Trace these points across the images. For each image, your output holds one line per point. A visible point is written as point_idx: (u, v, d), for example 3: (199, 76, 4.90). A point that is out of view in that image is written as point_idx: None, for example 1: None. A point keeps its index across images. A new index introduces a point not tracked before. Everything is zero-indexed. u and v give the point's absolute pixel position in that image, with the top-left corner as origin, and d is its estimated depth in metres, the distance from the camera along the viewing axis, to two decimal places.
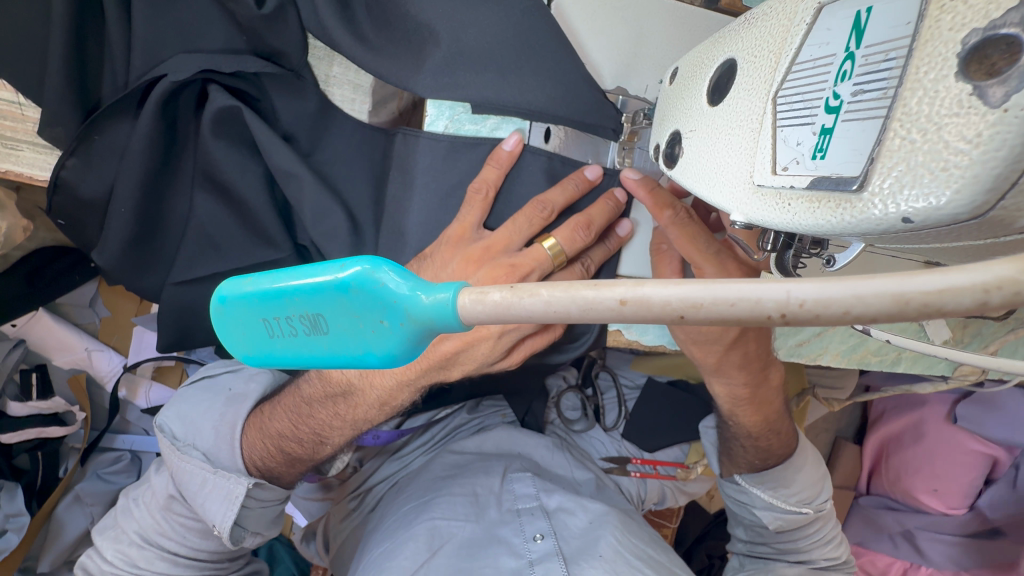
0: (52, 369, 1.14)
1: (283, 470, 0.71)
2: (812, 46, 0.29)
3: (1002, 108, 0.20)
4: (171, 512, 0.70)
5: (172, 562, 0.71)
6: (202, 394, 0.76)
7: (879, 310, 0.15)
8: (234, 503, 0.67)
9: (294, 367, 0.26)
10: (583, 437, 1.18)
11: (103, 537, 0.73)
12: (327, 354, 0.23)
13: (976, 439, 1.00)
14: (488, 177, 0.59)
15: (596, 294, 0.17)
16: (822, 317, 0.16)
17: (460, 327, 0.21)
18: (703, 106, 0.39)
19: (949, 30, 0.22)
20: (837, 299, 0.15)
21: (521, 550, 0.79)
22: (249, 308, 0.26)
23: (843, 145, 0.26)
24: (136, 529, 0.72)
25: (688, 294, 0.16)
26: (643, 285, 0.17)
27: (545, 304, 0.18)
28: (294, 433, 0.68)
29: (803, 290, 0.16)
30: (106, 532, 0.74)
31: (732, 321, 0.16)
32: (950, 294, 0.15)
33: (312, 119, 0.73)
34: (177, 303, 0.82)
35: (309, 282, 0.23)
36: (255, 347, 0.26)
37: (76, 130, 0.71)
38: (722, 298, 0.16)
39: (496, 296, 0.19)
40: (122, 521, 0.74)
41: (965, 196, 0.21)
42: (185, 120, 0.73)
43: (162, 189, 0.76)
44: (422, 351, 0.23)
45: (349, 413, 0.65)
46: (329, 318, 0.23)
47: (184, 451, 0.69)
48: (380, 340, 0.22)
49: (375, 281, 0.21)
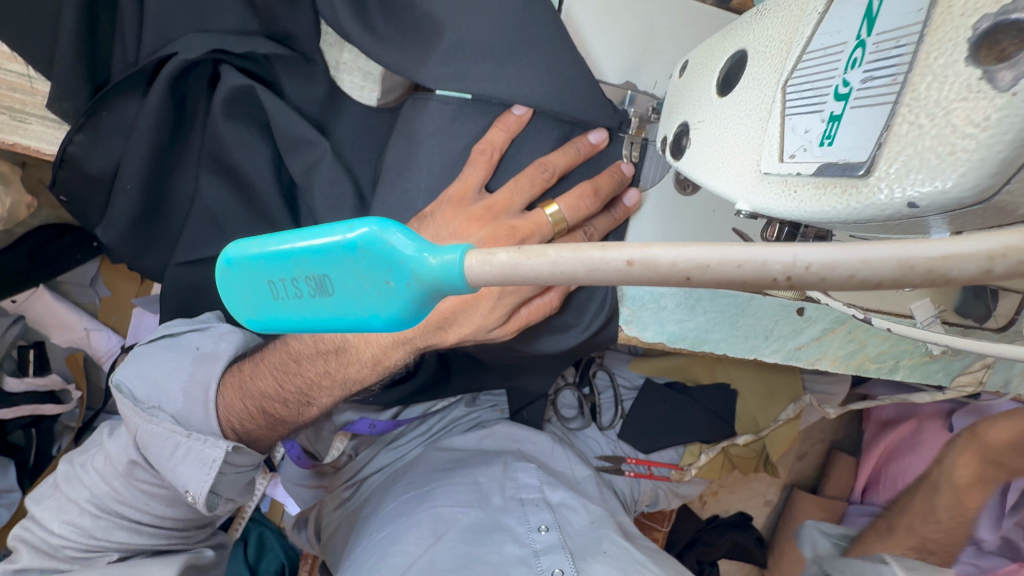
0: (51, 347, 1.15)
1: (260, 434, 0.69)
2: (823, 35, 0.29)
3: (1010, 92, 0.20)
4: (134, 477, 0.67)
5: (134, 531, 0.68)
6: (165, 353, 0.70)
7: (885, 276, 0.15)
8: (211, 467, 0.64)
9: (297, 330, 0.26)
10: (578, 436, 1.19)
11: (45, 507, 0.68)
12: (331, 316, 0.23)
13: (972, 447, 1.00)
14: (494, 139, 0.59)
15: (604, 255, 0.17)
16: (827, 282, 0.16)
17: (467, 289, 0.21)
18: (712, 96, 0.39)
19: (961, 15, 0.22)
20: (843, 263, 0.15)
21: (524, 539, 0.79)
22: (255, 270, 0.26)
23: (851, 132, 0.26)
24: (90, 497, 0.68)
25: (694, 255, 0.16)
26: (649, 246, 0.17)
27: (552, 266, 0.18)
28: (278, 394, 0.65)
29: (809, 254, 0.16)
30: (47, 501, 0.69)
31: (738, 285, 0.17)
32: (954, 260, 0.15)
33: (322, 103, 0.74)
34: (179, 282, 0.83)
35: (318, 242, 0.23)
36: (259, 311, 0.27)
37: (85, 106, 0.71)
38: (729, 259, 0.16)
39: (504, 256, 0.19)
40: (70, 490, 0.69)
41: (970, 179, 0.22)
42: (195, 99, 0.73)
43: (168, 168, 0.76)
44: (428, 314, 0.23)
45: (339, 371, 0.61)
46: (336, 279, 0.23)
47: (151, 413, 0.65)
48: (385, 301, 0.22)
49: (382, 241, 0.21)
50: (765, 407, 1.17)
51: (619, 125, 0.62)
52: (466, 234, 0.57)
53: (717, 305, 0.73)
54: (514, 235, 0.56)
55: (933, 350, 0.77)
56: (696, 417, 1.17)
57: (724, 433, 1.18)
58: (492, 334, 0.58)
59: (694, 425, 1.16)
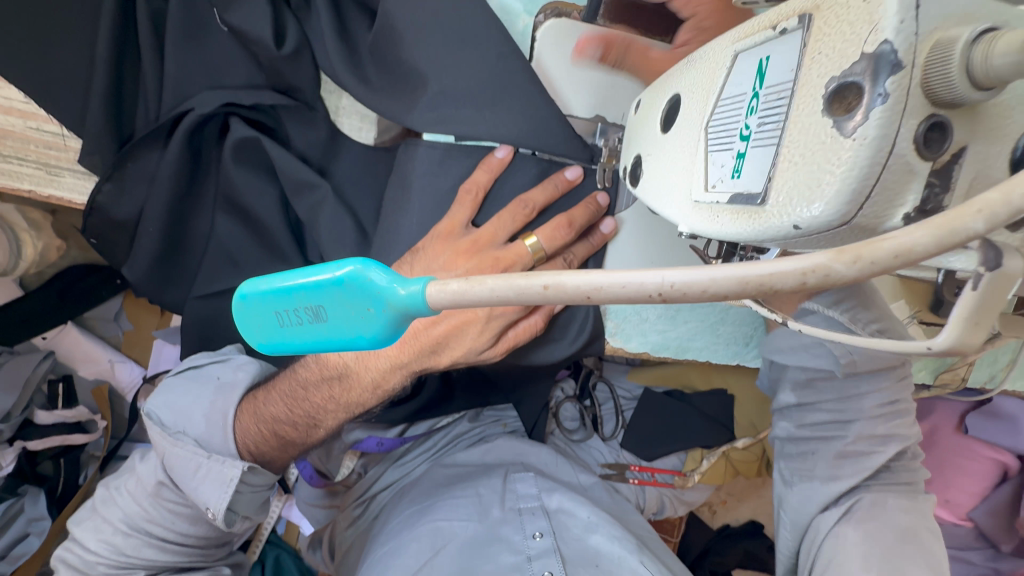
0: (79, 380, 1.22)
1: (274, 455, 0.74)
2: (731, 86, 0.34)
3: (853, 137, 0.25)
4: (161, 497, 0.73)
5: (160, 548, 0.73)
6: (188, 382, 0.76)
7: (731, 290, 0.21)
8: (229, 485, 0.69)
9: (301, 351, 0.31)
10: (581, 447, 1.24)
11: (82, 528, 0.74)
12: (325, 338, 0.29)
13: (987, 447, 1.12)
14: (479, 180, 0.65)
15: (527, 282, 0.23)
16: (689, 296, 0.21)
17: (430, 312, 0.26)
18: (657, 132, 0.45)
19: (818, 76, 0.27)
20: (697, 281, 0.21)
21: (520, 547, 0.83)
22: (264, 303, 0.31)
23: (752, 167, 0.31)
24: (122, 516, 0.73)
25: (592, 281, 0.22)
26: (560, 274, 0.22)
27: (490, 292, 0.24)
28: (288, 417, 0.70)
29: (675, 276, 0.21)
30: (84, 523, 0.75)
31: (627, 300, 0.22)
32: (777, 277, 0.20)
33: (324, 145, 0.81)
34: (198, 315, 0.90)
35: (313, 280, 0.28)
36: (268, 335, 0.32)
37: (112, 158, 0.79)
38: (617, 282, 0.21)
39: (455, 285, 0.24)
40: (105, 510, 0.74)
41: (833, 206, 0.27)
42: (209, 148, 0.81)
43: (187, 209, 0.84)
44: (403, 332, 0.28)
45: (343, 396, 0.67)
46: (328, 307, 0.28)
47: (175, 437, 0.71)
48: (367, 323, 0.28)
49: (364, 277, 0.27)
50: (762, 413, 1.20)
51: (590, 159, 0.68)
52: (453, 266, 0.63)
53: (696, 315, 0.79)
54: (498, 266, 0.63)
55: None
56: (695, 425, 1.20)
57: (723, 438, 1.20)
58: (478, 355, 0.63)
59: (694, 433, 1.19)
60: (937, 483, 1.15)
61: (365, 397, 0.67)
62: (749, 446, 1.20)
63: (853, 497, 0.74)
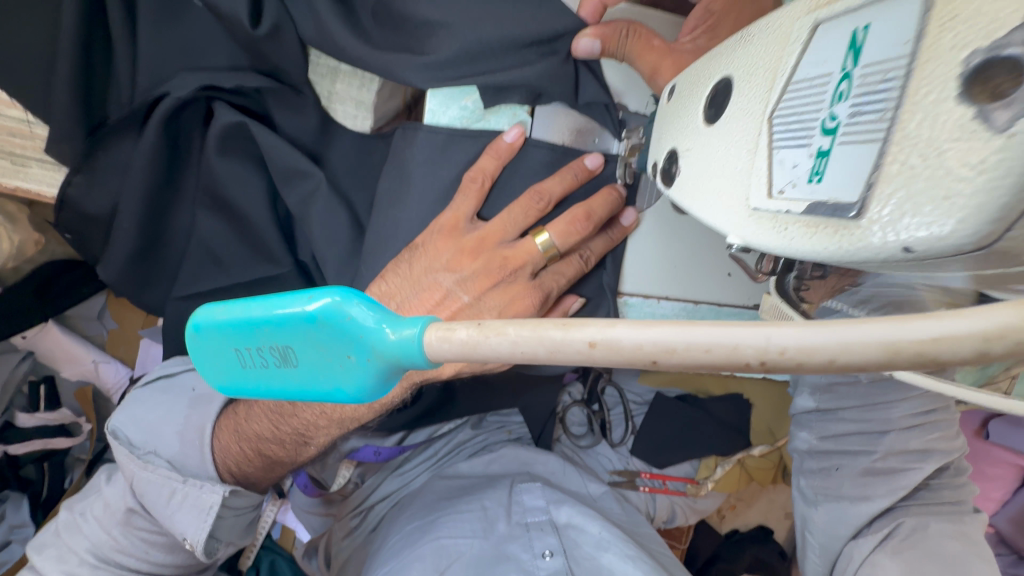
0: (61, 381, 1.16)
1: (259, 475, 0.68)
2: (808, 65, 0.27)
3: (1007, 133, 0.19)
4: (132, 526, 0.67)
5: None
6: (160, 396, 0.71)
7: (869, 358, 0.14)
8: (208, 513, 0.64)
9: (267, 396, 0.25)
10: (589, 453, 1.17)
11: (43, 556, 0.67)
12: (297, 387, 0.23)
13: (1010, 452, 1.08)
14: (486, 166, 0.58)
15: (565, 336, 0.16)
16: (806, 366, 0.15)
17: (428, 365, 0.19)
18: (699, 123, 0.38)
19: (950, 49, 0.21)
20: (822, 346, 0.14)
21: (530, 566, 0.77)
22: (221, 336, 0.25)
23: (840, 169, 0.25)
24: (89, 547, 0.67)
25: (661, 338, 0.15)
26: (613, 327, 0.16)
27: (512, 345, 0.17)
28: (274, 435, 0.63)
29: (786, 335, 0.14)
30: (45, 550, 0.68)
31: (709, 367, 0.15)
32: (947, 342, 0.13)
33: (314, 133, 0.74)
34: (180, 317, 0.83)
35: (278, 314, 0.22)
36: (229, 377, 0.26)
37: (83, 147, 0.73)
38: (698, 342, 0.15)
39: (463, 334, 0.18)
40: (71, 539, 0.68)
41: (968, 225, 0.20)
42: (190, 136, 0.75)
43: (167, 203, 0.77)
44: (393, 386, 0.22)
45: (336, 411, 0.60)
46: (298, 350, 0.22)
47: (146, 459, 0.65)
48: (347, 374, 0.21)
49: (341, 314, 0.20)
50: (780, 419, 1.14)
51: (617, 130, 0.61)
52: (460, 266, 0.58)
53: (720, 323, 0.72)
54: (505, 266, 0.58)
55: None
56: (709, 433, 1.14)
57: (739, 446, 1.15)
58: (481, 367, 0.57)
59: (710, 441, 1.14)
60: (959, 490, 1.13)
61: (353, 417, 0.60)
62: (766, 454, 1.16)
63: (892, 522, 0.68)
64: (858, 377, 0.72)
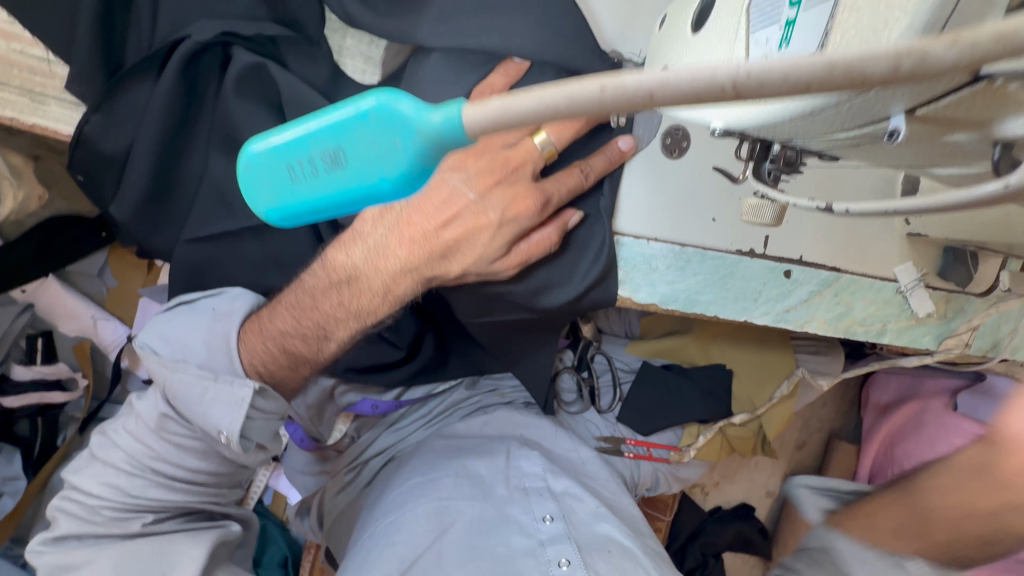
0: (59, 336, 1.17)
1: (283, 374, 0.72)
2: None
3: None
4: (166, 432, 0.69)
5: (170, 488, 0.70)
6: (182, 315, 0.73)
7: (814, 75, 0.19)
8: (240, 407, 0.66)
9: (316, 208, 0.29)
10: (578, 419, 1.21)
11: (83, 473, 0.71)
12: (345, 186, 0.27)
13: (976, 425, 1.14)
14: (495, 82, 0.62)
15: (576, 86, 0.20)
16: (763, 85, 0.19)
17: (466, 140, 0.24)
18: (687, 35, 0.43)
19: None
20: (774, 66, 0.19)
21: (530, 529, 0.78)
22: (275, 158, 0.29)
23: (805, 31, 0.30)
24: (126, 457, 0.70)
25: (654, 76, 0.20)
26: (617, 75, 0.20)
27: (536, 102, 0.21)
28: (298, 329, 0.70)
29: (748, 64, 0.19)
30: (83, 470, 0.71)
31: (691, 96, 0.20)
32: (869, 57, 0.18)
33: (325, 82, 0.78)
34: (188, 260, 0.86)
35: (333, 118, 0.26)
36: (279, 197, 0.30)
37: (101, 87, 0.75)
38: (681, 74, 0.19)
39: (493, 104, 0.22)
40: (105, 454, 0.71)
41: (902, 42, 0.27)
42: (206, 82, 0.78)
43: (179, 146, 0.80)
44: (430, 171, 0.26)
45: (354, 302, 0.70)
46: (348, 149, 0.26)
47: (176, 364, 0.68)
48: (393, 161, 0.26)
49: (391, 106, 0.25)
50: (759, 387, 1.19)
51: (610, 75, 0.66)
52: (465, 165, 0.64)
53: (706, 267, 0.78)
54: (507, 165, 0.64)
55: (917, 314, 0.87)
56: (693, 400, 1.17)
57: (721, 413, 1.18)
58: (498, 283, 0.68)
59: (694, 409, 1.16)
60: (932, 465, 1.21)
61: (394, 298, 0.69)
62: (745, 422, 1.20)
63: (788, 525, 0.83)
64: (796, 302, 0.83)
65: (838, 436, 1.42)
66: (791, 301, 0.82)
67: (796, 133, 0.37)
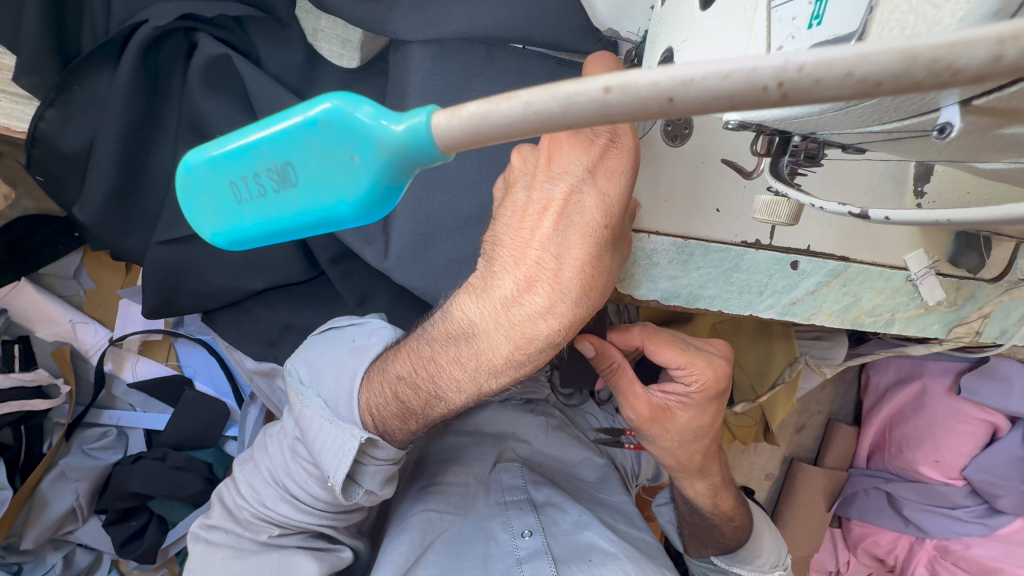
0: (37, 342, 1.13)
1: (396, 425, 0.59)
2: None
3: None
4: (297, 454, 0.63)
5: (294, 507, 0.64)
6: (330, 343, 0.69)
7: (891, 68, 0.18)
8: (347, 455, 0.58)
9: (264, 232, 0.27)
10: (576, 411, 1.09)
11: (243, 469, 0.70)
12: (296, 207, 0.25)
13: (978, 409, 1.14)
14: (568, 253, 0.47)
15: (583, 87, 0.20)
16: (820, 82, 0.18)
17: (434, 151, 0.24)
18: (697, 11, 0.38)
19: None
20: (838, 60, 0.18)
21: (507, 548, 0.72)
22: (216, 172, 0.27)
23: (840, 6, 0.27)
24: (269, 469, 0.66)
25: (676, 74, 0.19)
26: (627, 75, 0.20)
27: (524, 106, 0.21)
28: (413, 379, 0.56)
29: (801, 57, 0.18)
30: (246, 464, 0.70)
31: (729, 94, 0.19)
32: (961, 47, 0.17)
33: (300, 69, 0.72)
34: (160, 263, 0.81)
35: (279, 128, 0.24)
36: (222, 221, 0.27)
37: (53, 79, 0.69)
38: (715, 71, 0.19)
39: (472, 108, 0.22)
40: (259, 457, 0.69)
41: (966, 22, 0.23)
42: (171, 72, 0.73)
43: (146, 142, 0.75)
44: (395, 188, 0.25)
45: (474, 360, 0.52)
46: (298, 165, 0.25)
47: (304, 398, 0.63)
48: (350, 179, 0.25)
49: (345, 113, 0.24)
50: (762, 377, 1.15)
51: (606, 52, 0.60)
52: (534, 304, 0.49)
53: (710, 261, 0.74)
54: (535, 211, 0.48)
55: (927, 302, 0.83)
56: None
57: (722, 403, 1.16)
58: (642, 346, 0.66)
59: None
60: (926, 446, 1.20)
61: (527, 364, 0.52)
62: (747, 411, 1.21)
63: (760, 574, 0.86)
64: (801, 296, 0.79)
65: (836, 420, 1.40)
66: (795, 297, 0.79)
67: (826, 124, 0.34)
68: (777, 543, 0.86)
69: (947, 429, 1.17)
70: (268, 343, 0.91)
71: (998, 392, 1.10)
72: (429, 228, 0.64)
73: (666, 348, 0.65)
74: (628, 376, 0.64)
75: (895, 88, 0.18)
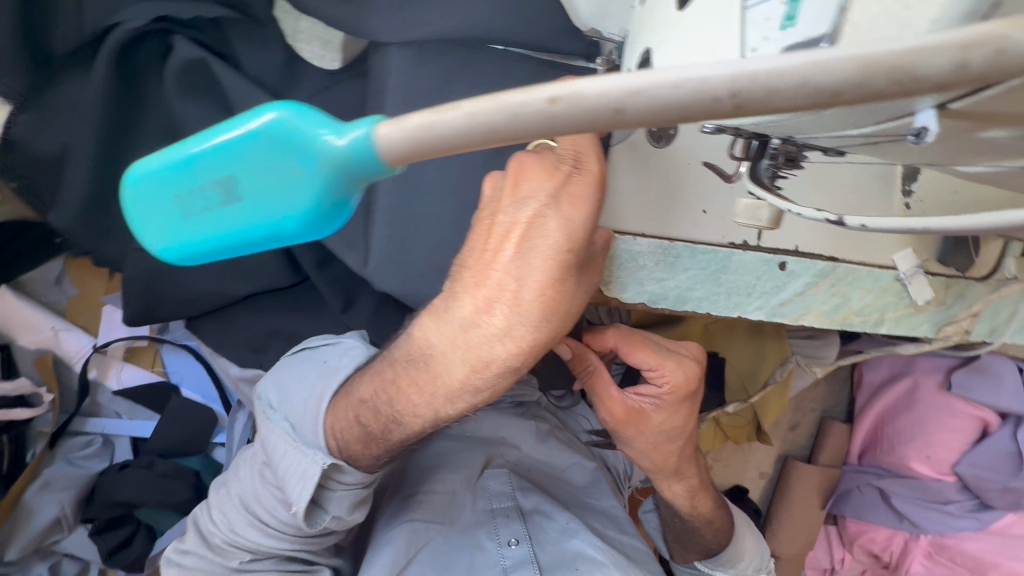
0: (18, 350, 1.11)
1: (360, 452, 0.58)
2: None
3: None
4: (264, 478, 0.62)
5: (262, 533, 0.62)
6: (301, 364, 0.68)
7: (842, 78, 0.19)
8: (310, 482, 0.57)
9: (212, 245, 0.28)
10: (568, 413, 1.08)
11: (216, 493, 0.69)
12: (242, 219, 0.27)
13: (967, 403, 1.15)
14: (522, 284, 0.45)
15: (528, 96, 0.22)
16: (765, 95, 0.20)
17: (372, 164, 0.26)
18: (673, 12, 0.37)
19: None
20: (782, 71, 0.19)
21: (494, 557, 0.72)
22: (162, 187, 0.28)
23: (812, 7, 0.26)
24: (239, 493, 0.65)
25: (624, 84, 0.21)
26: (574, 84, 0.21)
27: (469, 116, 0.23)
28: (374, 403, 0.56)
29: (751, 68, 0.20)
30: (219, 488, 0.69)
31: (678, 104, 0.21)
32: (912, 55, 0.19)
33: (280, 70, 0.71)
34: (139, 270, 0.79)
35: (223, 144, 0.26)
36: (168, 236, 0.29)
37: (25, 83, 0.68)
38: (664, 81, 0.20)
39: (417, 118, 0.24)
40: (229, 482, 0.68)
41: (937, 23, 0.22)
42: (146, 75, 0.71)
43: (121, 146, 0.73)
44: (338, 199, 0.27)
45: (430, 385, 0.51)
46: (242, 180, 0.26)
47: (272, 422, 0.62)
48: (296, 192, 0.26)
49: (287, 129, 0.25)
50: (755, 377, 1.14)
51: (588, 54, 0.61)
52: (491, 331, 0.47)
53: (697, 262, 0.73)
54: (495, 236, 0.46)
55: (916, 302, 0.82)
56: None
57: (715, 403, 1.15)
58: (617, 350, 0.65)
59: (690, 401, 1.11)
60: (917, 442, 1.20)
61: (485, 388, 0.51)
62: (739, 412, 1.21)
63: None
64: (789, 296, 0.78)
65: (830, 418, 1.39)
66: (783, 297, 0.78)
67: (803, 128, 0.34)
68: (761, 547, 0.86)
69: (938, 423, 1.18)
70: (253, 349, 0.90)
71: (988, 388, 1.11)
72: (410, 231, 0.62)
73: (640, 351, 0.64)
74: (604, 379, 0.63)
75: (851, 94, 0.19)
